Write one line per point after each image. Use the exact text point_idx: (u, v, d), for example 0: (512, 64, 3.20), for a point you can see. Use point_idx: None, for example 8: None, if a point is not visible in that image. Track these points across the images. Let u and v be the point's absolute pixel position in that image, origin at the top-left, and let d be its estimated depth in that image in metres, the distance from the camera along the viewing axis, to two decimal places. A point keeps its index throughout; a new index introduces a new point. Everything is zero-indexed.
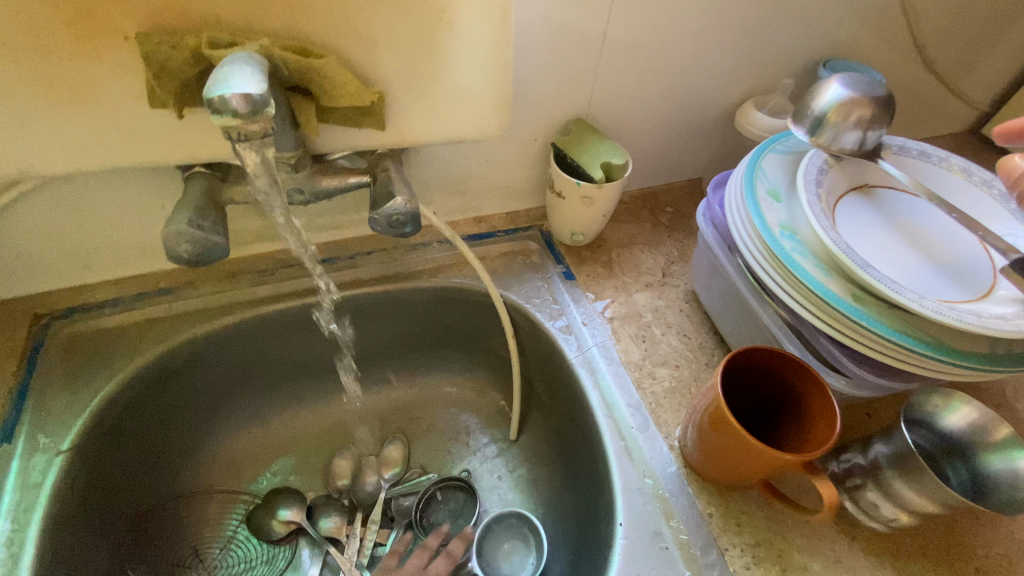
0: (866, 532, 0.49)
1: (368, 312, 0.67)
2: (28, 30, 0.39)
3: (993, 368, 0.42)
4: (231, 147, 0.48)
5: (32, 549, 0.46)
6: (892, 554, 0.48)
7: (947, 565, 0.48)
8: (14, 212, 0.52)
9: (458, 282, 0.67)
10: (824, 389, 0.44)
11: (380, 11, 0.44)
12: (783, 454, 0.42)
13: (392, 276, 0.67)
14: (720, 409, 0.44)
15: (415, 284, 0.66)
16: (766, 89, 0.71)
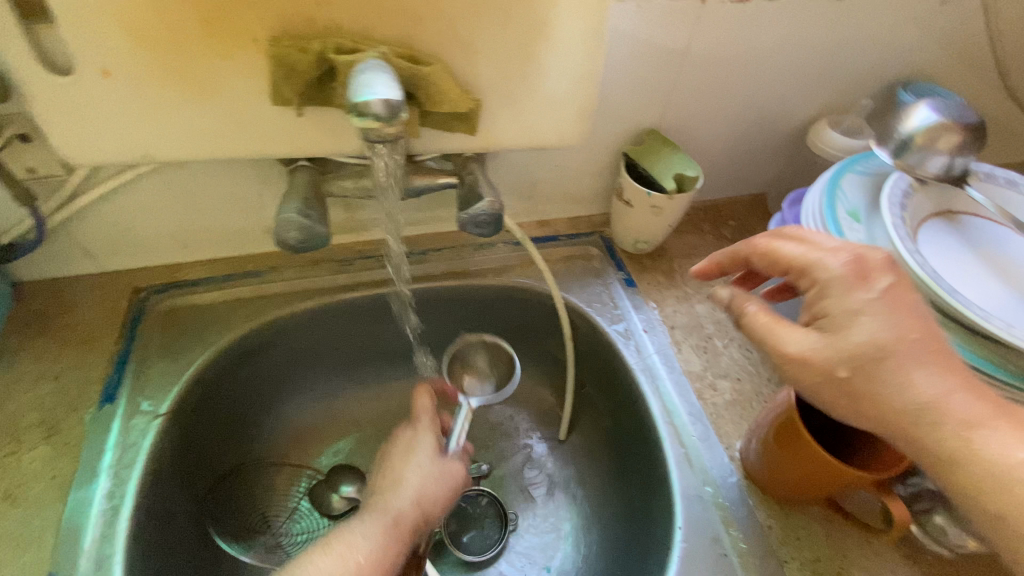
0: (928, 557, 0.49)
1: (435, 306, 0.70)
2: (173, 31, 0.43)
3: None
4: (332, 144, 0.51)
5: (132, 502, 0.50)
6: None
7: None
8: (130, 192, 0.57)
9: (521, 282, 0.70)
10: None
11: (485, 23, 0.46)
12: (857, 473, 0.43)
13: (459, 272, 0.70)
14: (794, 421, 0.45)
15: (481, 281, 0.69)
16: (838, 109, 0.71)
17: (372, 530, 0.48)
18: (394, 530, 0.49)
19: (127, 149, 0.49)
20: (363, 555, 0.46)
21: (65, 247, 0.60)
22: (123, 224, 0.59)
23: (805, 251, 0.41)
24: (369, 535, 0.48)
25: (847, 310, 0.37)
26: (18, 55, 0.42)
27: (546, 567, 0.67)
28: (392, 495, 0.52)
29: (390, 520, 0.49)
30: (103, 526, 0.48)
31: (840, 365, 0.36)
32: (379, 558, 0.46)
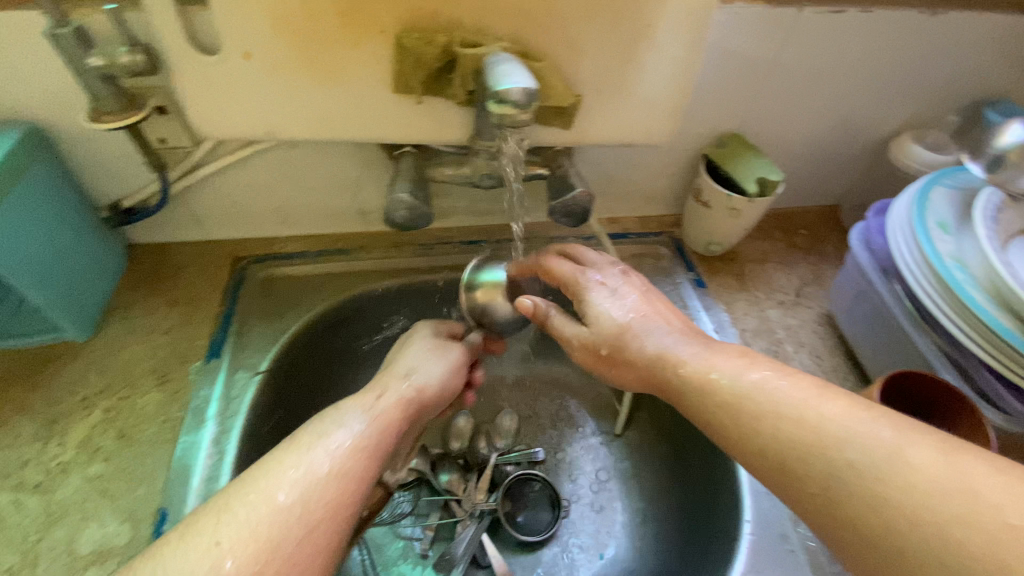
0: None
1: None
2: (311, 19, 0.47)
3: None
4: (436, 132, 0.55)
5: (233, 450, 0.53)
6: None
7: None
8: (244, 167, 0.61)
9: None
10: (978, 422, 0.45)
11: (594, 23, 0.48)
12: None
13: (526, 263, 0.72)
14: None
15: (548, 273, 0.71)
16: (923, 124, 0.70)
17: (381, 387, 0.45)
18: (405, 390, 0.46)
19: (253, 126, 0.54)
20: (379, 405, 0.43)
21: (179, 214, 0.65)
22: (233, 197, 0.64)
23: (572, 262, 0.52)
24: (380, 392, 0.45)
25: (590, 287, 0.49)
26: (174, 35, 0.47)
27: (601, 555, 0.68)
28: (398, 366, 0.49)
29: (405, 384, 0.46)
30: (207, 468, 0.52)
31: (603, 345, 0.45)
32: (394, 414, 0.43)
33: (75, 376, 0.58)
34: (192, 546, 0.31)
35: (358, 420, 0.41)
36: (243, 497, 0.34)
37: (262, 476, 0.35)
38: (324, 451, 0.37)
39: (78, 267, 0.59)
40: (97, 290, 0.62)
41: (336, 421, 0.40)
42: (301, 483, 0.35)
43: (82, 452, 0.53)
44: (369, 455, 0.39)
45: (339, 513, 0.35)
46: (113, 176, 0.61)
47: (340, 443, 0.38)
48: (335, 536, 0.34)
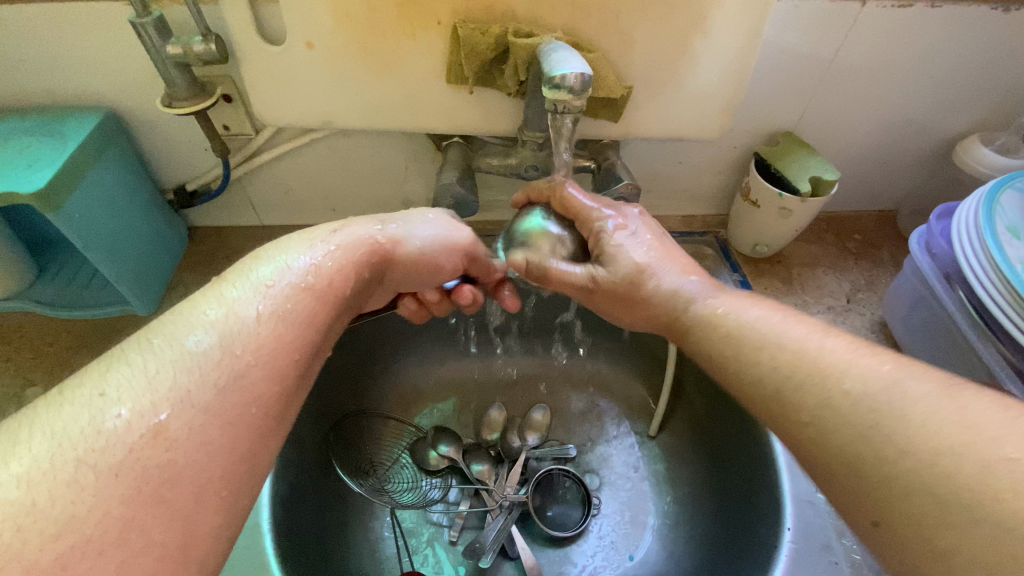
0: None
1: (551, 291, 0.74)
2: (370, 10, 0.48)
3: None
4: (484, 123, 0.56)
5: None
6: None
7: None
8: (300, 155, 0.64)
9: None
10: None
11: (648, 16, 0.48)
12: None
13: None
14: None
15: None
16: (994, 126, 0.67)
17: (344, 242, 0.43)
18: (359, 250, 0.43)
19: (311, 114, 0.56)
20: (324, 259, 0.41)
21: (236, 199, 0.69)
22: (287, 183, 0.67)
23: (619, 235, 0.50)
24: (335, 247, 0.42)
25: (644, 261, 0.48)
26: (243, 25, 0.50)
27: (630, 556, 0.67)
28: (366, 223, 0.46)
29: (365, 245, 0.44)
30: None
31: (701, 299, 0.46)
32: (340, 270, 0.41)
33: None
34: (87, 388, 0.29)
35: (294, 274, 0.38)
36: (154, 343, 0.32)
37: (173, 329, 0.33)
38: (252, 305, 0.35)
39: (144, 246, 0.63)
40: (160, 267, 0.65)
41: (265, 267, 0.38)
42: (217, 326, 0.33)
43: None
44: (299, 314, 0.37)
45: (267, 362, 0.34)
46: (179, 161, 0.64)
47: (272, 293, 0.36)
48: (259, 388, 0.33)
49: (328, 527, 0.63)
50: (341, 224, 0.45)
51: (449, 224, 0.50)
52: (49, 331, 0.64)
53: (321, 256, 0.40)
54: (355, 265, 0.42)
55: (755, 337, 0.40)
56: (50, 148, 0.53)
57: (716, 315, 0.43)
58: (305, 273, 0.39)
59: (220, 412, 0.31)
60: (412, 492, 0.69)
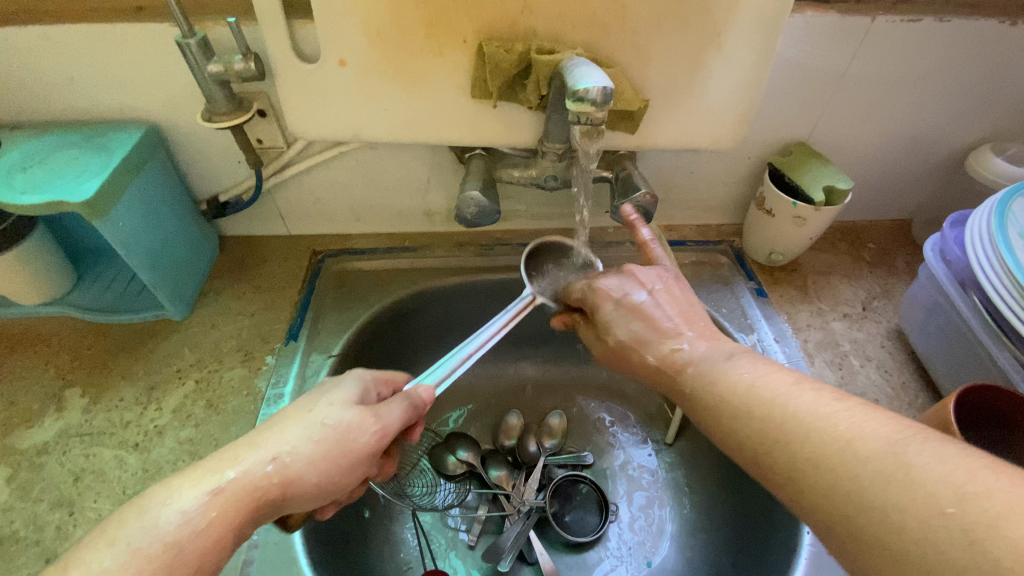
0: None
1: (466, 296, 0.72)
2: (400, 29, 0.51)
3: None
4: (505, 136, 0.59)
5: None
6: None
7: None
8: (328, 166, 0.67)
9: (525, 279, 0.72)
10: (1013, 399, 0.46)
11: (663, 32, 0.51)
12: None
13: (471, 272, 0.72)
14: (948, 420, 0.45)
15: (484, 276, 0.71)
16: (1005, 136, 0.68)
17: (239, 466, 0.38)
18: (263, 471, 0.38)
19: (341, 127, 0.59)
20: (198, 511, 0.36)
21: (265, 209, 0.72)
22: (316, 195, 0.70)
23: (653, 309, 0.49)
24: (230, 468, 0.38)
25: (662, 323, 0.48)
26: (281, 45, 0.53)
27: (649, 562, 0.67)
28: (272, 435, 0.41)
29: (268, 465, 0.39)
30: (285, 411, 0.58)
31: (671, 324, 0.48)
32: (224, 519, 0.36)
33: (171, 350, 0.64)
34: None
35: (194, 512, 0.36)
36: (115, 535, 0.34)
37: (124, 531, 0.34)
38: (138, 547, 0.34)
39: (179, 254, 0.65)
40: (193, 275, 0.68)
41: (175, 509, 0.36)
42: (162, 541, 0.34)
43: (175, 417, 0.58)
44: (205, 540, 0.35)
45: None
46: (215, 172, 0.67)
47: (183, 534, 0.35)
48: None
49: (352, 529, 0.64)
50: (236, 444, 0.40)
51: (340, 430, 0.41)
52: (86, 336, 0.66)
53: (196, 511, 0.36)
54: (270, 492, 0.38)
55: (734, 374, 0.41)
56: (96, 160, 0.56)
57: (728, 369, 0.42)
58: (200, 507, 0.36)
59: None
60: (431, 496, 0.70)
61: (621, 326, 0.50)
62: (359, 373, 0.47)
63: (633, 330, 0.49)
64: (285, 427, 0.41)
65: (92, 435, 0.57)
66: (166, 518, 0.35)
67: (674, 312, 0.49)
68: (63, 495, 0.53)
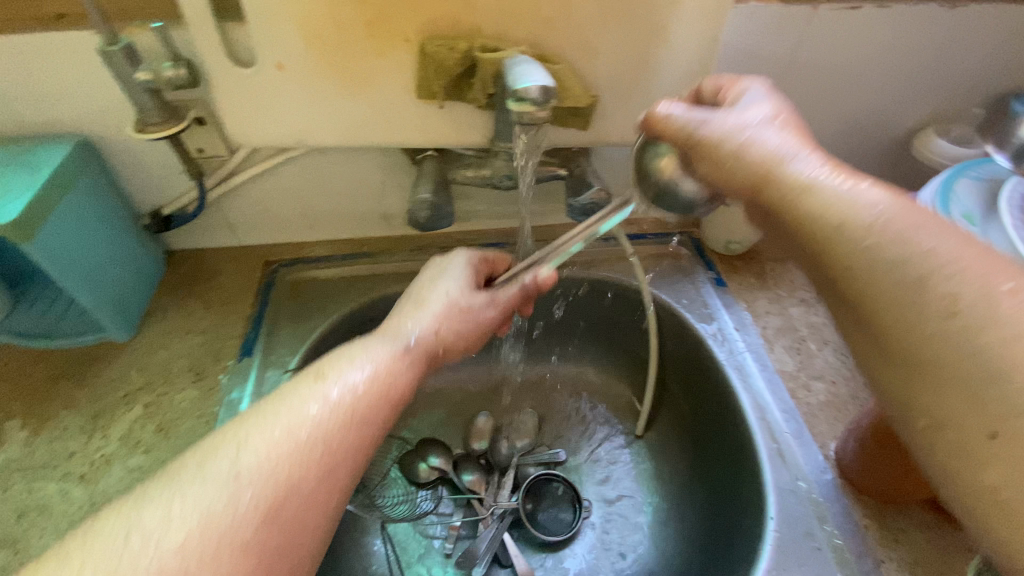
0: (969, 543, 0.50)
1: None
2: (339, 30, 0.49)
3: None
4: (457, 136, 0.58)
5: None
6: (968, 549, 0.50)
7: None
8: (276, 173, 0.65)
9: None
10: None
11: (608, 26, 0.50)
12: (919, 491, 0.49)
13: None
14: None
15: None
16: (947, 118, 0.70)
17: (308, 412, 0.37)
18: (344, 420, 0.38)
19: (285, 133, 0.57)
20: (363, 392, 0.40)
21: (213, 220, 0.69)
22: (266, 203, 0.68)
23: (743, 120, 0.40)
24: (300, 415, 0.37)
25: (760, 134, 0.39)
26: (214, 49, 0.50)
27: (624, 554, 0.67)
28: (418, 311, 0.49)
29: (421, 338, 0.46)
30: None
31: (802, 144, 0.38)
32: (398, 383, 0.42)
33: (117, 374, 0.61)
34: (151, 508, 0.31)
35: (265, 465, 0.34)
36: (268, 420, 0.36)
37: (191, 487, 0.32)
38: (205, 505, 0.32)
39: (122, 274, 0.63)
40: (138, 293, 0.65)
41: (359, 370, 0.41)
42: (329, 409, 0.38)
43: (125, 444, 0.56)
44: (294, 502, 0.34)
45: (310, 496, 0.35)
46: (156, 185, 0.64)
47: (359, 391, 0.40)
48: (302, 517, 0.34)
49: (319, 546, 0.63)
50: (396, 321, 0.48)
51: (462, 293, 0.51)
52: (25, 363, 0.63)
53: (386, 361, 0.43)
54: (358, 444, 0.38)
55: (842, 216, 0.34)
56: (20, 178, 0.53)
57: (865, 206, 0.34)
58: (273, 459, 0.34)
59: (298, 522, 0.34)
60: (403, 506, 0.69)
61: (760, 133, 0.39)
62: (463, 253, 0.56)
63: (768, 138, 0.39)
64: (357, 365, 0.42)
65: (34, 469, 0.54)
66: (240, 467, 0.33)
67: (787, 136, 0.39)
68: (3, 535, 0.50)
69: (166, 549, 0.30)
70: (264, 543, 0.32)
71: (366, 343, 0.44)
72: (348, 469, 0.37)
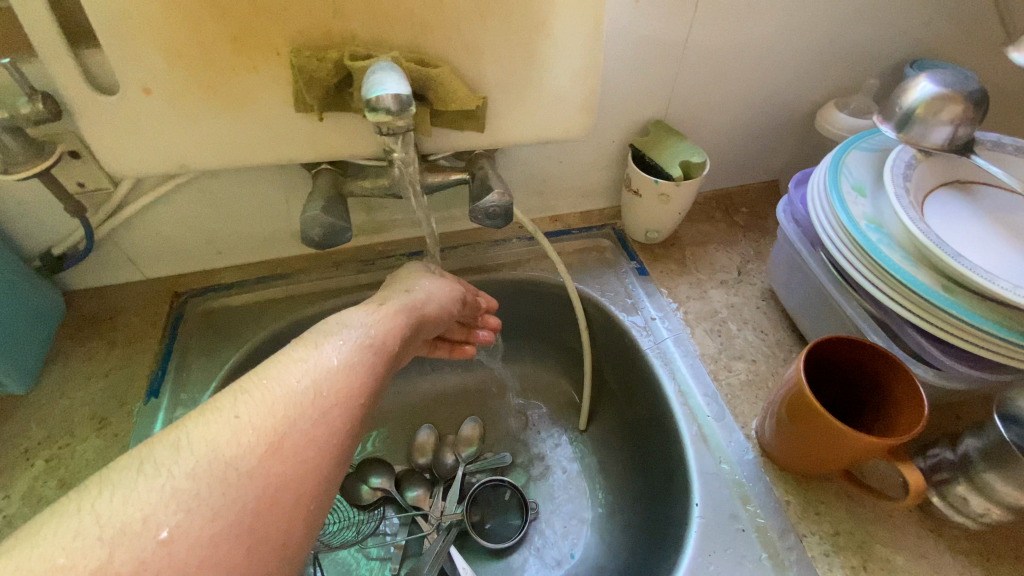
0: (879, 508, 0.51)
1: None
2: (204, 47, 0.47)
3: (921, 317, 0.45)
4: (351, 149, 0.56)
5: None
6: (881, 519, 0.50)
7: (960, 541, 0.49)
8: (171, 201, 0.62)
9: None
10: (869, 348, 0.47)
11: (486, 25, 0.49)
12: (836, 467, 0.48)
13: (352, 291, 0.69)
14: (804, 397, 0.45)
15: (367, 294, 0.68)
16: (844, 91, 0.71)
17: (291, 383, 0.38)
18: (333, 376, 0.40)
19: (166, 160, 0.53)
20: (351, 348, 0.43)
21: (111, 255, 0.65)
22: (165, 232, 0.64)
23: None
24: (284, 387, 0.38)
25: None
26: (71, 76, 0.47)
27: (572, 554, 0.67)
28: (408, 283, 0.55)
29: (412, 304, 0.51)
30: None
31: None
32: (390, 332, 0.47)
33: (15, 429, 0.57)
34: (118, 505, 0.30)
35: (252, 427, 0.35)
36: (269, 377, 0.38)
37: (176, 459, 0.32)
38: (191, 469, 0.32)
39: (13, 324, 0.58)
40: (35, 341, 0.61)
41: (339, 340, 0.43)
42: (313, 375, 0.39)
43: (25, 503, 0.53)
44: (288, 459, 0.34)
45: (310, 442, 0.36)
46: (38, 225, 0.60)
47: (348, 347, 0.43)
48: (311, 464, 0.35)
49: None
50: (389, 292, 0.53)
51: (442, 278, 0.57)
52: None
53: (378, 325, 0.46)
54: (349, 395, 0.40)
55: None
56: None
57: None
58: (257, 423, 0.35)
59: (292, 477, 0.34)
60: (345, 530, 0.67)
61: None
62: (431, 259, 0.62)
63: None
64: (349, 326, 0.45)
65: None
66: (219, 435, 0.34)
67: None
68: None
69: (178, 474, 0.31)
70: (271, 471, 0.33)
71: (351, 312, 0.47)
72: (343, 420, 0.38)
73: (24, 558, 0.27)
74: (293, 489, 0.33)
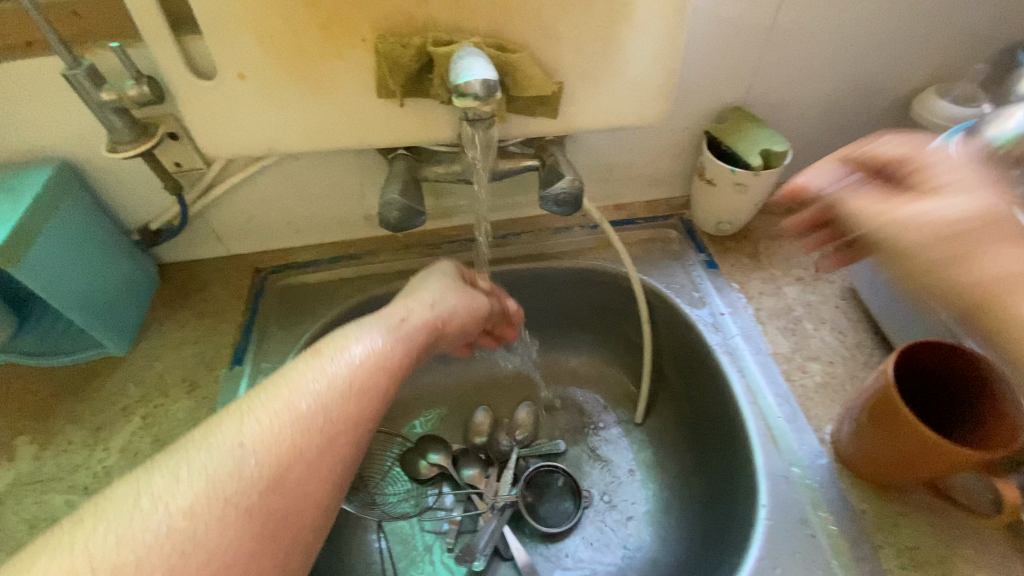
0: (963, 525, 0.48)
1: None
2: (294, 33, 0.48)
3: None
4: (426, 134, 0.57)
5: None
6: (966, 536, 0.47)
7: None
8: (255, 182, 0.65)
9: None
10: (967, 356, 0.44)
11: (566, 9, 0.48)
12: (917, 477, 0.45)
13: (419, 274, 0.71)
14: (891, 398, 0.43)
15: None
16: (946, 78, 0.66)
17: (299, 406, 0.37)
18: (340, 399, 0.38)
19: (255, 142, 0.56)
20: (365, 362, 0.41)
21: (199, 231, 0.69)
22: (249, 211, 0.68)
23: None
24: (290, 410, 0.36)
25: None
26: (173, 62, 0.50)
27: (624, 545, 0.67)
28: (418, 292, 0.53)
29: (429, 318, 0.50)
30: None
31: None
32: (404, 349, 0.45)
33: (116, 388, 0.63)
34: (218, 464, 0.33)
35: (255, 458, 0.33)
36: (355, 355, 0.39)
37: (173, 491, 0.31)
38: (192, 506, 0.30)
39: (115, 291, 0.64)
40: (133, 308, 0.67)
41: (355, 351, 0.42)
42: (317, 397, 0.38)
43: (123, 456, 0.58)
44: (290, 493, 0.33)
45: (312, 473, 0.35)
46: (138, 201, 0.65)
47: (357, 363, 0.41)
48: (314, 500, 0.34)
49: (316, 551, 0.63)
50: (396, 305, 0.50)
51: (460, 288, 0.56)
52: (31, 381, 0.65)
53: (389, 340, 0.44)
54: (359, 418, 0.39)
55: None
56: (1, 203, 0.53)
57: None
58: (259, 455, 0.34)
59: (289, 514, 0.33)
60: (403, 503, 0.70)
61: None
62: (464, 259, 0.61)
63: None
64: (360, 341, 0.43)
65: (45, 481, 0.57)
66: (220, 464, 0.32)
67: None
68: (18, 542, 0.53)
69: (175, 510, 0.30)
70: (270, 507, 0.32)
71: (365, 324, 0.45)
72: (348, 448, 0.37)
73: (144, 508, 0.30)
74: (291, 528, 0.33)
